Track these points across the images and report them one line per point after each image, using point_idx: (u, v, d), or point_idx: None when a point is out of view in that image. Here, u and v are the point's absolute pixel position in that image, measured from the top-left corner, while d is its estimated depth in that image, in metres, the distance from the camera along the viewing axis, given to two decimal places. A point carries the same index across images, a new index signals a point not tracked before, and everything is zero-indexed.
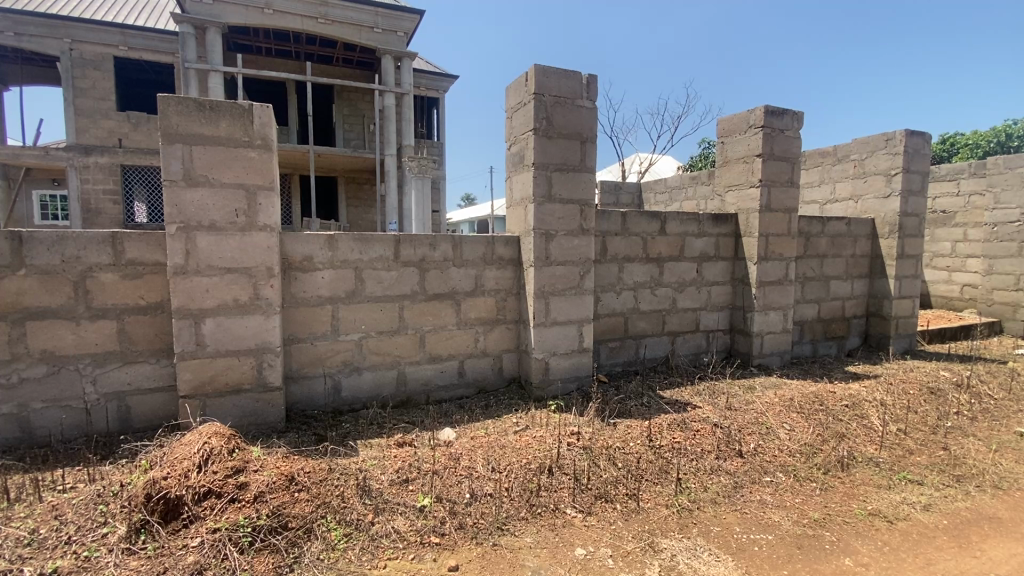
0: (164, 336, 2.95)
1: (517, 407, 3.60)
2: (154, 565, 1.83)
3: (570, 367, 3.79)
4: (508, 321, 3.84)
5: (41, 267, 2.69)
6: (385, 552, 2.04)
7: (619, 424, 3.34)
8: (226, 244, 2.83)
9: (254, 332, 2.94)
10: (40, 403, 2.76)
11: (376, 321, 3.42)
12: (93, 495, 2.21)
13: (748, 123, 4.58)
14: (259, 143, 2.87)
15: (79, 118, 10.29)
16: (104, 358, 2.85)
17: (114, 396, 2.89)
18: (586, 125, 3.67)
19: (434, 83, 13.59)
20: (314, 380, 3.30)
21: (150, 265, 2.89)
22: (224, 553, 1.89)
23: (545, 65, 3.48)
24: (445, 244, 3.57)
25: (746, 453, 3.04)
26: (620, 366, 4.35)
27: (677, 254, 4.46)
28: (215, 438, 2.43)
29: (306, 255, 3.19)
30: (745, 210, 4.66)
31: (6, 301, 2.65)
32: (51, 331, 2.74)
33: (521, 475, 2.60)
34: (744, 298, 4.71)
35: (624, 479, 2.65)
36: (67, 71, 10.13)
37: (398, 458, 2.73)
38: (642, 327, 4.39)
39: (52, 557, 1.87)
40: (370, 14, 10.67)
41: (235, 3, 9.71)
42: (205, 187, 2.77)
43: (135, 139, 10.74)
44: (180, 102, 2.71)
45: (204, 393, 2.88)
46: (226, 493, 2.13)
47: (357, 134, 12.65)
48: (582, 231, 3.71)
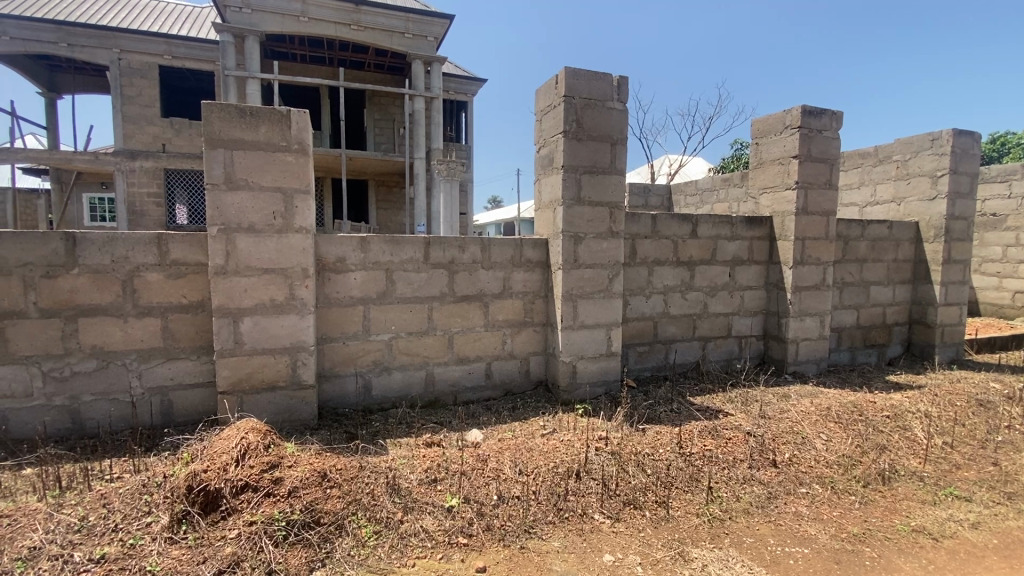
0: (203, 334, 3.06)
1: (544, 409, 3.60)
2: (194, 555, 1.90)
3: (598, 371, 3.76)
4: (536, 324, 3.84)
5: (93, 267, 2.83)
6: (414, 550, 2.07)
7: (648, 430, 3.30)
8: (264, 246, 2.93)
9: (289, 332, 3.02)
10: (90, 396, 2.90)
11: (405, 323, 3.47)
12: (139, 485, 2.31)
13: (784, 123, 4.46)
14: (296, 147, 2.95)
15: (126, 124, 10.80)
16: (148, 354, 2.98)
17: (157, 390, 3.01)
18: (615, 127, 3.64)
19: (463, 87, 13.73)
20: (345, 379, 3.37)
21: (192, 265, 3.00)
22: (260, 546, 1.94)
23: (576, 68, 3.47)
24: (474, 247, 3.60)
25: (780, 463, 2.95)
26: (649, 371, 4.29)
27: (708, 258, 4.37)
28: (252, 433, 2.50)
29: (339, 257, 3.26)
30: (781, 213, 4.53)
31: (60, 298, 2.79)
32: (101, 327, 2.88)
33: (548, 479, 2.59)
34: (779, 303, 4.58)
35: (653, 486, 2.61)
36: (116, 80, 10.62)
37: (427, 458, 2.76)
38: (671, 332, 4.32)
39: (101, 543, 1.96)
40: (401, 20, 10.83)
41: (272, 12, 10.02)
42: (244, 190, 2.86)
43: (178, 144, 11.21)
44: (222, 108, 2.81)
45: (241, 389, 2.97)
46: (261, 487, 2.19)
47: (387, 138, 12.87)
48: (611, 233, 3.68)
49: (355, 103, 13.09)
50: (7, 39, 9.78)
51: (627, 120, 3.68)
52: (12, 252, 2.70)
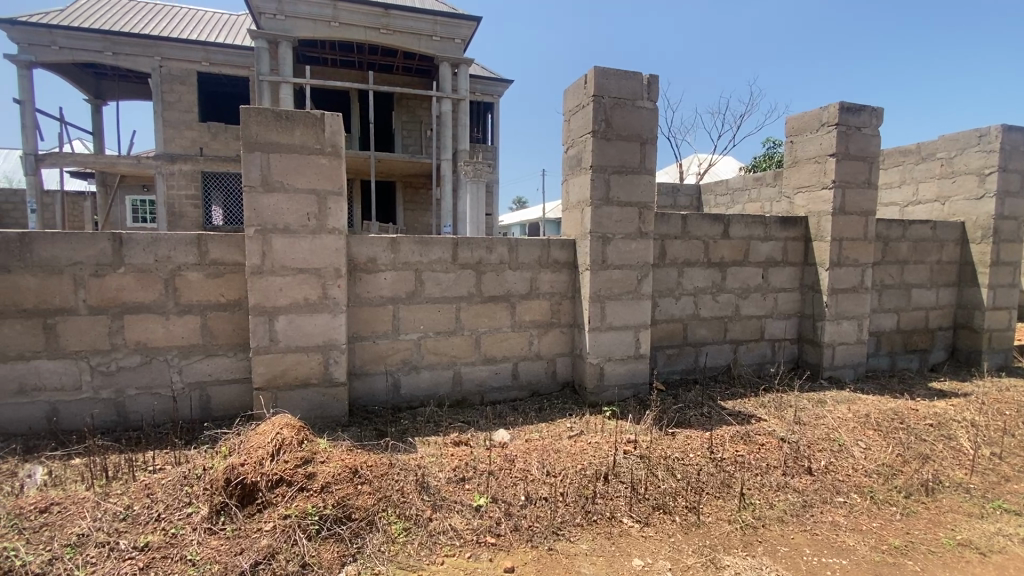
0: (240, 332, 3.15)
1: (571, 411, 3.58)
2: (231, 546, 1.97)
3: (626, 373, 3.72)
4: (563, 325, 3.83)
5: (138, 266, 2.95)
6: (442, 549, 2.08)
7: (677, 434, 3.24)
8: (299, 247, 3.00)
9: (322, 330, 3.08)
10: (134, 389, 3.02)
11: (434, 322, 3.51)
12: (180, 477, 2.39)
13: (821, 121, 4.32)
14: (329, 150, 3.02)
15: (166, 129, 11.24)
16: (189, 351, 3.08)
17: (196, 385, 3.12)
18: (645, 126, 3.59)
19: (489, 88, 13.78)
20: (375, 377, 3.42)
21: (231, 265, 3.10)
22: (294, 539, 1.99)
23: (605, 67, 3.44)
24: (502, 247, 3.60)
25: (816, 471, 2.86)
26: (678, 374, 4.22)
27: (740, 259, 4.27)
28: (286, 429, 2.56)
29: (370, 257, 3.32)
30: (817, 213, 4.40)
31: (107, 297, 2.92)
32: (145, 324, 3.00)
33: (576, 481, 2.57)
34: (814, 306, 4.44)
35: (684, 491, 2.56)
36: (157, 86, 11.06)
37: (455, 457, 2.77)
38: (702, 334, 4.24)
39: (144, 532, 2.04)
40: (429, 23, 10.95)
41: (305, 18, 10.26)
42: (280, 192, 2.94)
43: (214, 148, 11.60)
44: (260, 113, 2.89)
45: (276, 385, 3.05)
46: (295, 482, 2.25)
47: (414, 139, 13.02)
48: (640, 234, 3.63)
49: (384, 106, 13.30)
50: (57, 49, 10.28)
51: (657, 119, 3.63)
52: (64, 252, 2.84)
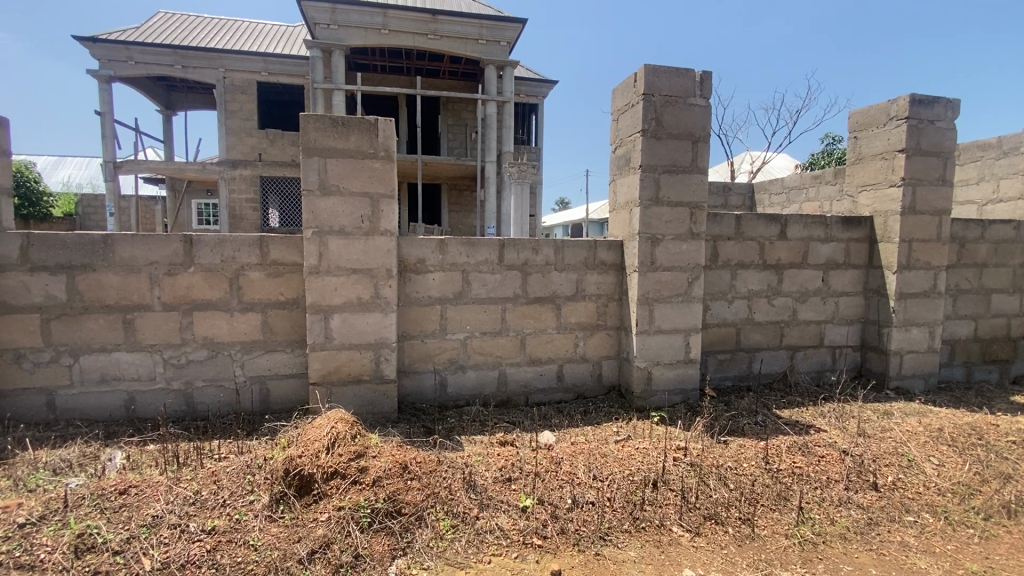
0: (298, 329, 3.30)
1: (617, 415, 3.52)
2: (290, 534, 2.06)
3: (675, 378, 3.62)
4: (609, 327, 3.78)
5: (206, 266, 3.14)
6: (489, 548, 2.10)
7: (730, 442, 3.13)
8: (353, 248, 3.10)
9: (374, 328, 3.18)
10: (201, 381, 3.22)
11: (480, 322, 3.54)
12: (243, 466, 2.53)
13: (889, 115, 4.07)
14: (382, 154, 3.11)
15: (229, 136, 11.92)
16: (251, 346, 3.25)
17: (257, 379, 3.28)
18: (698, 124, 3.49)
19: (535, 90, 13.78)
20: (423, 375, 3.49)
21: (290, 265, 3.25)
22: (348, 530, 2.06)
23: (656, 65, 3.36)
24: (548, 248, 3.59)
25: (882, 487, 2.69)
26: (730, 380, 4.07)
27: (799, 261, 4.08)
28: (340, 423, 2.65)
29: (419, 258, 3.39)
30: (883, 212, 4.14)
31: (179, 294, 3.12)
32: (212, 320, 3.18)
33: (624, 486, 2.52)
34: (880, 311, 4.18)
35: (737, 502, 2.46)
36: (221, 96, 11.73)
37: (502, 456, 2.79)
38: (755, 339, 4.07)
39: (212, 516, 2.17)
40: (475, 26, 11.09)
41: (357, 27, 10.62)
42: (336, 195, 3.05)
43: (272, 154, 12.20)
44: (318, 119, 3.00)
45: (330, 381, 3.16)
46: (349, 475, 2.32)
47: (460, 142, 13.22)
48: (691, 235, 3.53)
49: (431, 110, 13.56)
50: (133, 63, 11.09)
51: (710, 116, 3.52)
52: (141, 253, 3.05)
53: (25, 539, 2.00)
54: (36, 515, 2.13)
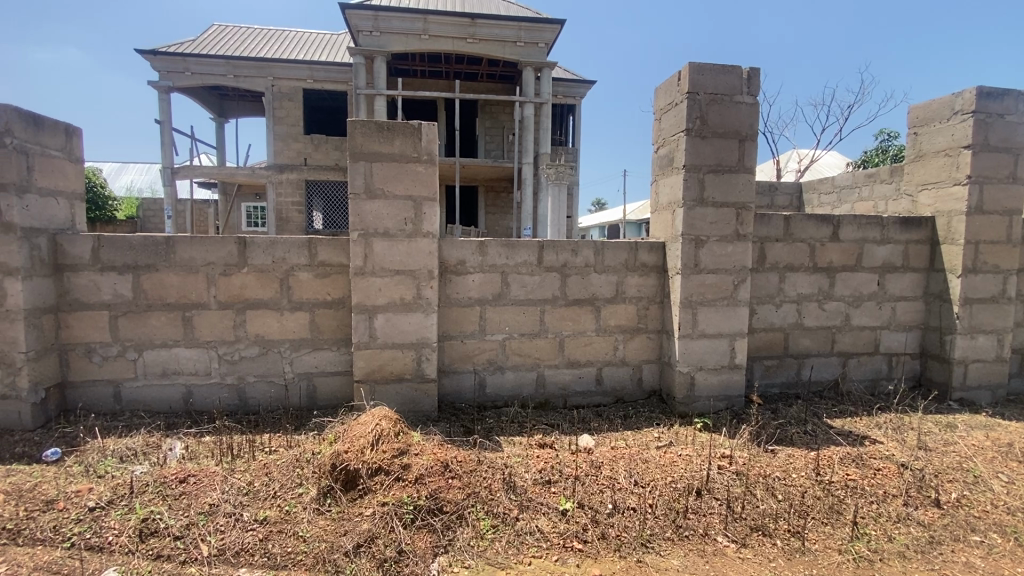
0: (343, 327, 3.40)
1: (658, 420, 3.46)
2: (337, 527, 2.12)
3: (719, 384, 3.52)
4: (650, 330, 3.71)
5: (258, 266, 3.28)
6: (530, 549, 2.10)
7: (778, 452, 3.02)
8: (396, 249, 3.17)
9: (416, 328, 3.24)
10: (253, 377, 3.36)
11: (519, 324, 3.55)
12: (293, 459, 2.63)
13: (953, 109, 3.83)
14: (425, 158, 3.16)
15: (276, 142, 12.41)
16: (299, 344, 3.37)
17: (304, 376, 3.40)
18: (745, 122, 3.38)
19: (572, 91, 13.71)
20: (463, 376, 3.53)
21: (336, 266, 3.35)
22: (391, 525, 2.10)
23: (701, 63, 3.29)
24: (588, 250, 3.56)
25: (945, 504, 2.53)
26: (777, 388, 3.92)
27: (852, 264, 3.90)
28: (384, 420, 2.71)
29: (459, 260, 3.43)
30: (946, 212, 3.90)
31: (233, 293, 3.27)
32: (263, 319, 3.32)
33: (666, 494, 2.47)
34: (941, 317, 3.94)
35: (786, 513, 2.37)
36: (270, 104, 12.24)
37: (541, 458, 2.78)
38: (805, 345, 3.91)
39: (264, 506, 2.27)
40: (513, 29, 11.14)
41: (398, 33, 10.85)
42: (380, 198, 3.13)
43: (317, 158, 12.64)
44: (364, 125, 3.08)
45: (373, 379, 3.24)
46: (392, 471, 2.37)
47: (497, 145, 13.32)
48: (738, 236, 3.43)
49: (468, 113, 13.67)
50: (190, 74, 11.69)
51: (758, 114, 3.41)
52: (199, 254, 3.22)
53: (95, 522, 2.15)
54: (105, 500, 2.28)
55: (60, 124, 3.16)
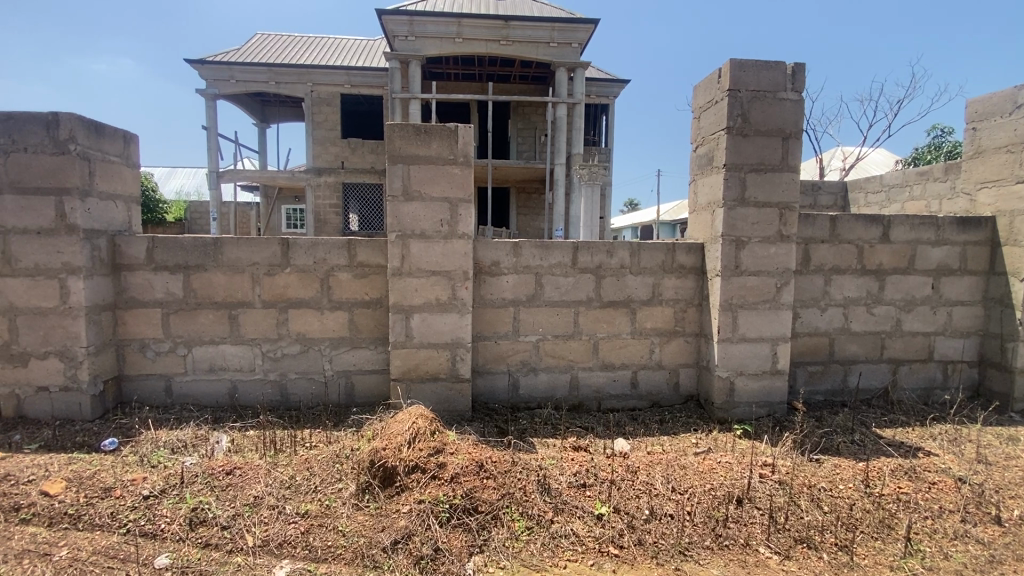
0: (380, 327, 3.46)
1: (696, 426, 3.38)
2: (375, 523, 2.17)
3: (760, 390, 3.42)
4: (688, 334, 3.64)
5: (300, 267, 3.38)
6: (565, 552, 2.09)
7: (824, 461, 2.90)
8: (432, 250, 3.21)
9: (451, 328, 3.27)
10: (294, 374, 3.46)
11: (553, 325, 3.54)
12: (332, 455, 2.69)
13: (1018, 102, 3.60)
14: (462, 160, 3.19)
15: (315, 146, 12.79)
16: (338, 343, 3.46)
17: (343, 373, 3.48)
18: (789, 119, 3.27)
19: (606, 90, 13.57)
20: (497, 376, 3.54)
21: (374, 267, 3.42)
22: (427, 523, 2.13)
23: (743, 59, 3.20)
24: (624, 251, 3.52)
25: (1008, 522, 2.37)
26: (821, 395, 3.77)
27: (903, 266, 3.72)
28: (420, 419, 2.74)
29: (494, 261, 3.44)
30: (1009, 212, 3.67)
31: (276, 293, 3.38)
32: (304, 318, 3.42)
33: (705, 502, 2.41)
34: (1003, 324, 3.71)
35: (833, 526, 2.27)
36: (309, 109, 12.62)
37: (575, 462, 2.76)
38: (852, 351, 3.75)
39: (305, 500, 2.33)
40: (547, 29, 11.11)
41: (433, 37, 11.01)
42: (417, 201, 3.18)
43: (353, 161, 12.96)
44: (402, 128, 3.14)
45: (409, 377, 3.29)
46: (428, 470, 2.40)
47: (529, 146, 13.33)
48: (781, 237, 3.32)
49: (501, 115, 13.72)
50: (234, 82, 12.15)
51: (803, 111, 3.29)
52: (245, 255, 3.34)
53: (149, 510, 2.26)
54: (158, 489, 2.39)
55: (119, 132, 3.34)
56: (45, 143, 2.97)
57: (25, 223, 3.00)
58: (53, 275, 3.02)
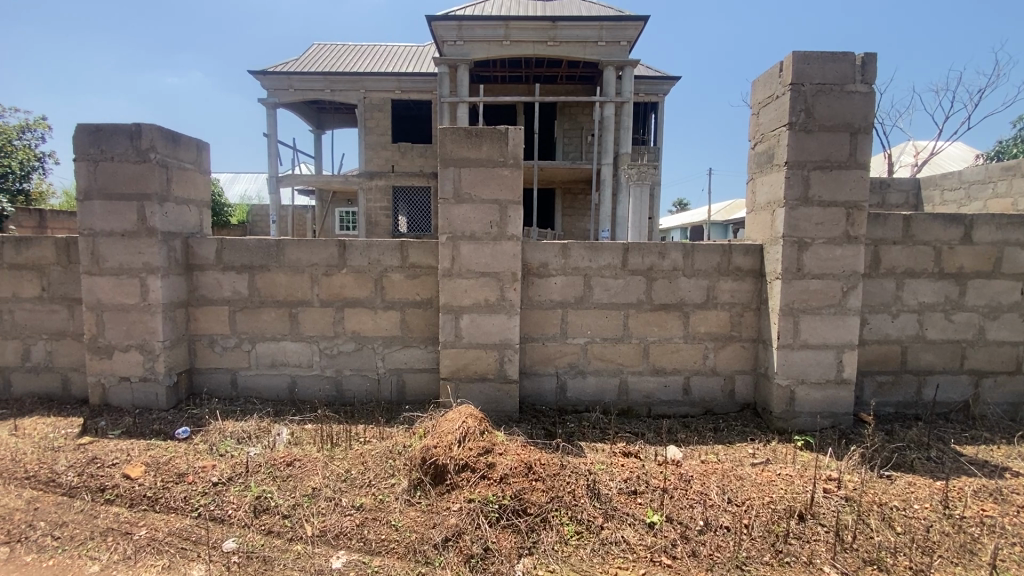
0: (430, 326, 3.53)
1: (753, 435, 3.24)
2: (426, 519, 2.21)
3: (823, 400, 3.24)
4: (744, 339, 3.50)
5: (356, 268, 3.50)
6: (615, 560, 2.05)
7: (896, 478, 2.71)
8: (482, 252, 3.24)
9: (499, 329, 3.29)
10: (349, 371, 3.59)
11: (602, 328, 3.49)
12: (385, 451, 2.77)
13: None
14: (512, 162, 3.20)
15: (367, 150, 13.22)
16: (390, 341, 3.55)
17: (395, 371, 3.58)
18: (858, 113, 3.08)
19: (655, 88, 13.27)
20: (544, 378, 3.53)
21: (425, 267, 3.49)
22: (477, 523, 2.15)
23: (806, 51, 3.04)
24: (676, 253, 3.42)
25: None
26: (892, 407, 3.53)
27: (988, 270, 3.42)
28: (470, 418, 2.77)
29: (542, 262, 3.43)
30: None
31: (333, 292, 3.52)
32: (359, 316, 3.54)
33: (764, 515, 2.30)
34: None
35: (907, 549, 2.12)
36: (362, 115, 13.06)
37: (626, 468, 2.71)
38: (927, 361, 3.49)
39: (360, 494, 2.41)
40: (594, 29, 10.96)
41: (481, 41, 11.14)
42: (468, 203, 3.22)
43: (403, 165, 13.30)
44: (453, 132, 3.18)
45: (458, 377, 3.33)
46: (478, 469, 2.43)
47: (575, 146, 13.24)
48: (848, 238, 3.13)
49: (548, 116, 13.70)
50: (293, 91, 12.74)
51: (874, 104, 3.09)
52: (305, 256, 3.49)
53: (218, 496, 2.40)
54: (226, 477, 2.53)
55: (193, 140, 3.57)
56: (128, 152, 3.21)
57: (111, 226, 3.26)
58: (134, 274, 3.27)
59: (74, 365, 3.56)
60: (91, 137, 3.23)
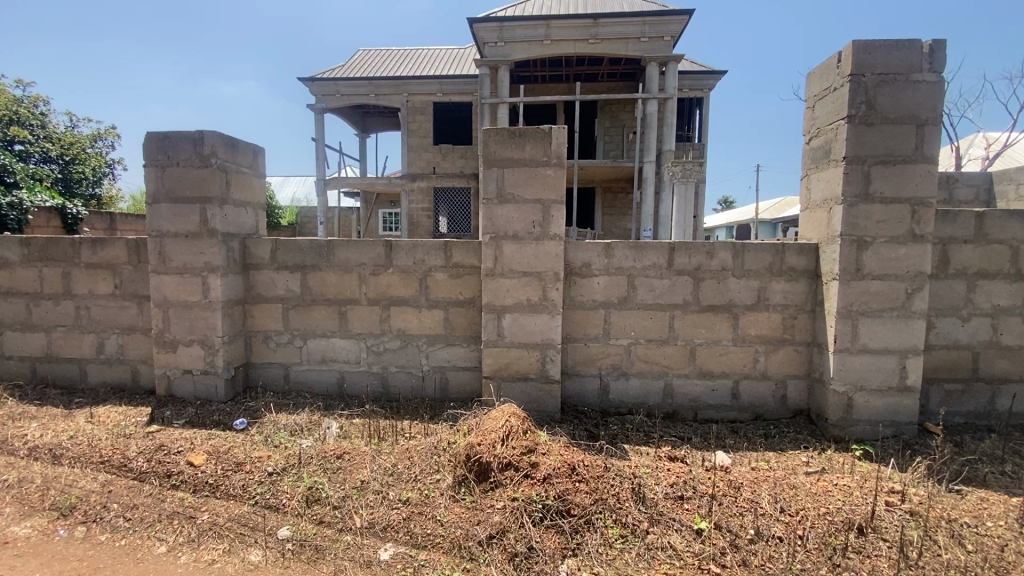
0: (473, 325, 3.57)
1: (807, 443, 3.10)
2: (471, 516, 2.24)
3: (883, 408, 3.07)
4: (798, 342, 3.36)
5: (401, 267, 3.58)
6: (661, 565, 2.02)
7: (967, 494, 2.53)
8: (525, 251, 3.25)
9: (542, 329, 3.29)
10: (395, 368, 3.67)
11: (647, 329, 3.43)
12: (430, 447, 2.82)
13: None
14: (555, 161, 3.19)
15: (410, 153, 13.48)
16: (434, 340, 3.62)
17: (438, 369, 3.64)
18: (925, 104, 2.90)
19: (700, 83, 12.92)
20: (587, 378, 3.50)
21: (468, 267, 3.53)
22: (521, 521, 2.16)
23: (867, 40, 2.89)
24: (725, 253, 3.32)
25: None
26: (961, 417, 3.30)
27: None
28: (513, 417, 2.78)
29: (585, 262, 3.41)
30: None
31: (380, 291, 3.61)
32: (404, 315, 3.62)
33: (821, 527, 2.20)
34: None
35: (980, 569, 1.97)
36: (405, 118, 13.35)
37: (672, 472, 2.65)
38: (1002, 368, 3.24)
39: (406, 488, 2.46)
40: (637, 25, 10.77)
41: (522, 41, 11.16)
42: (511, 203, 3.23)
43: (445, 166, 13.50)
44: (497, 133, 3.21)
45: (500, 376, 3.36)
46: (521, 468, 2.44)
47: (616, 145, 13.08)
48: (913, 236, 2.95)
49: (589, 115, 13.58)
50: (339, 96, 13.16)
51: (944, 93, 2.90)
52: (353, 256, 3.60)
53: (273, 485, 2.51)
54: (280, 467, 2.65)
55: (250, 146, 3.75)
56: (192, 157, 3.41)
57: (176, 227, 3.47)
58: (196, 273, 3.46)
59: (143, 358, 3.81)
60: (159, 145, 3.45)
